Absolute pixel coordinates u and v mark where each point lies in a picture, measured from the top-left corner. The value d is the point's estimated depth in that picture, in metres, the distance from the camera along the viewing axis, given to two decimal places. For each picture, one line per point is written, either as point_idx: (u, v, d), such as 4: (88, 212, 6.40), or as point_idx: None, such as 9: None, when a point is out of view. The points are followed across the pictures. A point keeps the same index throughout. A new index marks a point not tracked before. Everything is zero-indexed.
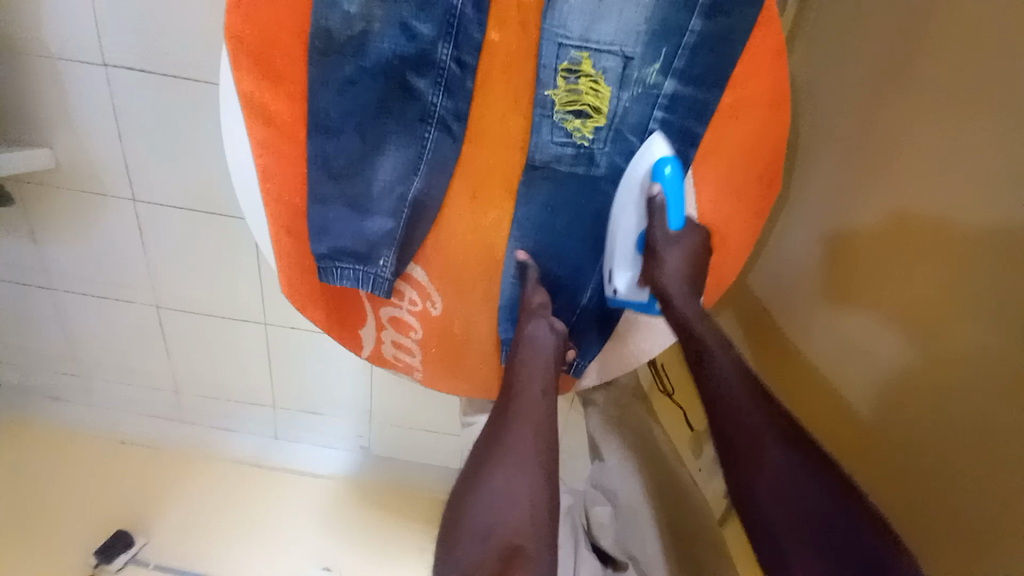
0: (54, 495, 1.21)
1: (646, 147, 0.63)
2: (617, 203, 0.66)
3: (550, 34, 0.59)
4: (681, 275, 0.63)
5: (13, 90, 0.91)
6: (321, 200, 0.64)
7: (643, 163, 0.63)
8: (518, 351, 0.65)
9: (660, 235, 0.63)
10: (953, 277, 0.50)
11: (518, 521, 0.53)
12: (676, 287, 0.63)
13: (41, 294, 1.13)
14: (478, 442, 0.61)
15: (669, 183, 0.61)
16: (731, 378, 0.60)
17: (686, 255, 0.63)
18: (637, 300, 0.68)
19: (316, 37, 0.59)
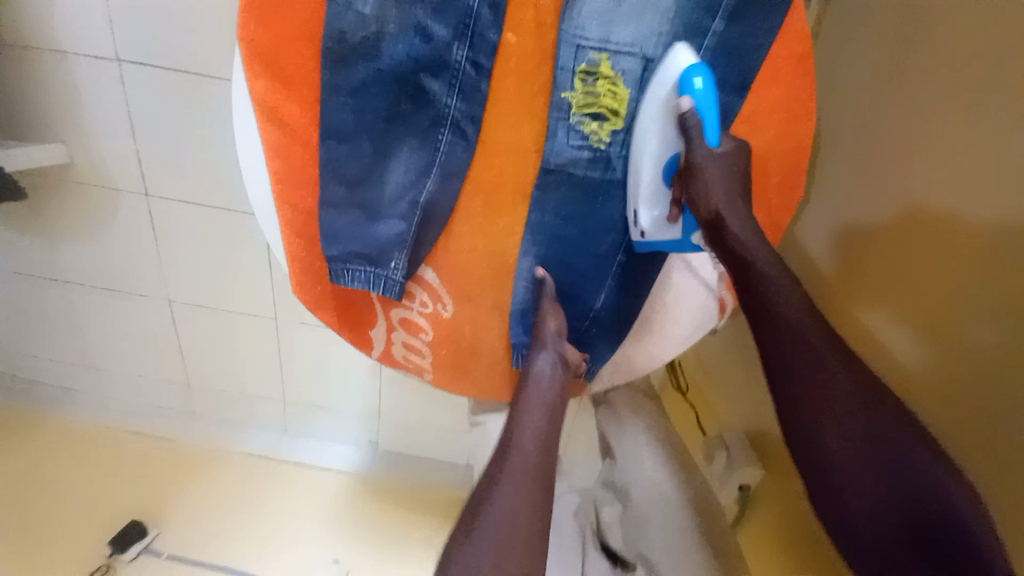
0: (69, 484, 1.23)
1: (670, 57, 0.57)
2: (640, 126, 0.60)
3: (567, 36, 0.58)
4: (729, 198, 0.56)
5: (25, 85, 0.91)
6: (332, 204, 0.64)
7: (669, 78, 0.57)
8: (523, 383, 0.65)
9: (702, 151, 0.55)
10: (968, 274, 0.50)
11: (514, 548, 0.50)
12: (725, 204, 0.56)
13: (55, 287, 1.14)
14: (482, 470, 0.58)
15: (701, 100, 0.55)
16: (788, 302, 0.53)
17: (730, 172, 0.56)
18: (669, 236, 0.62)
19: (330, 39, 0.58)
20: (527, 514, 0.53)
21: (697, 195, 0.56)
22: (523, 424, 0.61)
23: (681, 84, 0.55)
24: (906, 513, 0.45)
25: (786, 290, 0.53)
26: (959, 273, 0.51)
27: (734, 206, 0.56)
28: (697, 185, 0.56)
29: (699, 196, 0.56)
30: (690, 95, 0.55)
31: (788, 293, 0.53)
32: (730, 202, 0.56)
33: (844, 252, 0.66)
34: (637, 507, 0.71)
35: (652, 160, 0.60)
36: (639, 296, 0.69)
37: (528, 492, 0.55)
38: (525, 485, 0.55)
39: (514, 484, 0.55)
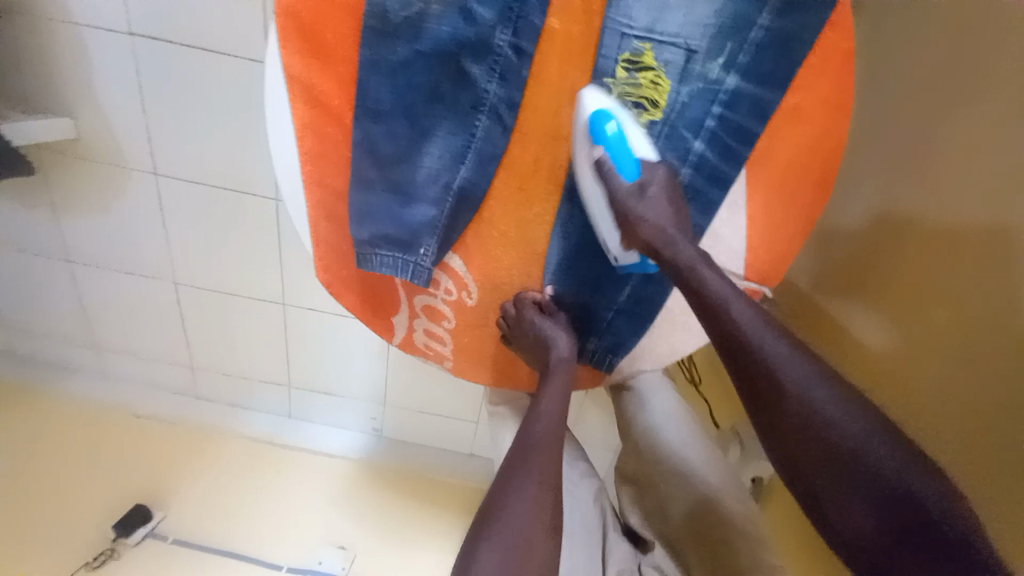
0: (69, 467, 1.21)
1: (579, 107, 0.61)
2: (579, 175, 0.64)
3: (613, 24, 0.58)
4: (666, 220, 0.60)
5: (33, 56, 0.88)
6: (364, 185, 0.63)
7: (581, 129, 0.61)
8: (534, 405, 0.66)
9: (624, 190, 0.61)
10: (954, 270, 0.62)
11: (534, 522, 0.56)
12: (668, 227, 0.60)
13: (58, 266, 1.12)
14: (505, 463, 0.62)
15: (613, 144, 0.60)
16: (756, 323, 0.56)
17: (661, 197, 0.61)
18: (634, 259, 0.65)
19: (371, 17, 0.57)
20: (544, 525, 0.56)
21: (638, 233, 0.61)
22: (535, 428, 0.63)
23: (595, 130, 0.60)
24: (909, 522, 0.49)
25: (751, 315, 0.56)
26: (953, 309, 0.62)
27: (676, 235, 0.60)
28: (635, 226, 0.61)
29: (644, 231, 0.61)
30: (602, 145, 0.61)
31: (751, 315, 0.56)
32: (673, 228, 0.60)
33: (847, 271, 0.78)
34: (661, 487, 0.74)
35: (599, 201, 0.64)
36: (663, 287, 0.69)
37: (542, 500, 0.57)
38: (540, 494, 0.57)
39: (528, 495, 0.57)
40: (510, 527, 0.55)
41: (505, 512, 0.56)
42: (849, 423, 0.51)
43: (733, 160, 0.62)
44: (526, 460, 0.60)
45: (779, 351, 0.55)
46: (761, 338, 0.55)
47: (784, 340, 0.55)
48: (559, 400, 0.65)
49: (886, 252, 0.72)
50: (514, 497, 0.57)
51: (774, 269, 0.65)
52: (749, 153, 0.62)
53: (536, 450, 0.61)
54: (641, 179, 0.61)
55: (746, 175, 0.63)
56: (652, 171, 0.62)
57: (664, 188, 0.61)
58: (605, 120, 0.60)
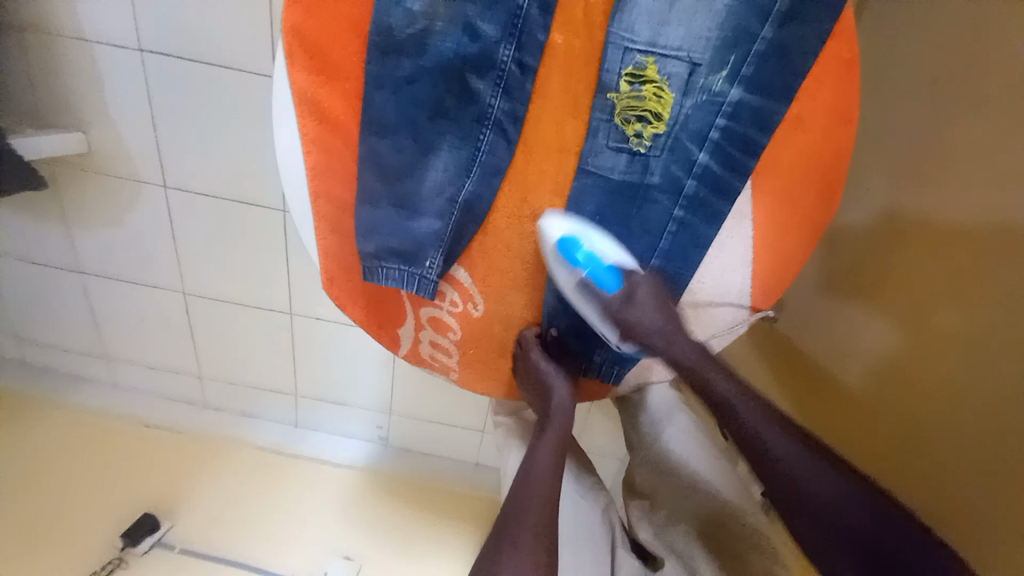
0: (78, 476, 1.22)
1: (543, 234, 0.66)
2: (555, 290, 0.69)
3: (616, 39, 0.58)
4: (652, 312, 0.66)
5: (46, 73, 0.90)
6: (370, 199, 0.63)
7: (546, 247, 0.66)
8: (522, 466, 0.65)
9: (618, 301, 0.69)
10: (950, 271, 0.63)
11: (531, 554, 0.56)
12: (655, 321, 0.66)
13: (69, 277, 1.14)
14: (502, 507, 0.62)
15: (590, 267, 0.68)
16: (752, 413, 0.62)
17: (647, 295, 0.67)
18: (629, 351, 0.71)
19: (376, 34, 0.58)
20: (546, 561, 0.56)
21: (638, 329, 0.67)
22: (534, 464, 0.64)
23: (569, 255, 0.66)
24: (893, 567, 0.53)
25: (744, 403, 0.62)
26: (969, 323, 0.60)
27: (672, 332, 0.67)
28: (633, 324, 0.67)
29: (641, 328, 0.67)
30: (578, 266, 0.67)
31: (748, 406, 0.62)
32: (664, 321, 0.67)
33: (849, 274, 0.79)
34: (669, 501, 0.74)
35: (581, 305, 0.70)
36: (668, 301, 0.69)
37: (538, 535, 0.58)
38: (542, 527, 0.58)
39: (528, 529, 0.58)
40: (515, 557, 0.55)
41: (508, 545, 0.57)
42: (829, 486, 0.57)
43: (739, 172, 0.62)
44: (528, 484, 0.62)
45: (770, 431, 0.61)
46: (756, 425, 0.61)
47: (778, 425, 0.61)
48: (549, 448, 0.66)
49: (897, 258, 0.71)
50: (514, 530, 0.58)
51: (778, 281, 0.66)
52: (755, 164, 0.62)
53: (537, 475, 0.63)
54: (624, 288, 0.69)
55: (751, 186, 0.63)
56: (635, 276, 0.69)
57: (649, 288, 0.68)
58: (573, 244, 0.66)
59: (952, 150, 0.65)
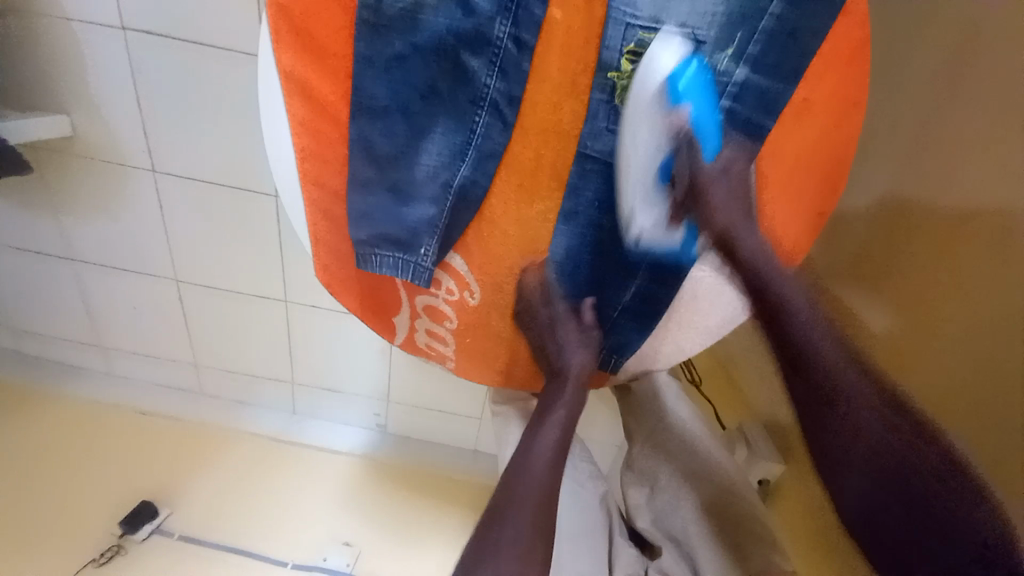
0: (75, 465, 1.21)
1: (652, 58, 0.57)
2: (632, 136, 0.61)
3: (617, 13, 0.56)
4: (733, 202, 0.63)
5: (25, 53, 0.86)
6: (361, 184, 0.61)
7: (653, 79, 0.57)
8: (519, 455, 0.64)
9: (710, 166, 0.63)
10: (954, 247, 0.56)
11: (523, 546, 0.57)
12: (733, 212, 0.63)
13: (59, 265, 1.12)
14: (496, 489, 0.63)
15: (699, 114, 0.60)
16: (815, 328, 0.58)
17: (741, 177, 0.62)
18: (670, 242, 0.66)
19: (365, 9, 0.55)
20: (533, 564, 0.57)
21: (704, 205, 0.63)
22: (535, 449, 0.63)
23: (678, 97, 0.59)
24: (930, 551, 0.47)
25: (809, 313, 0.60)
26: (978, 291, 0.52)
27: (744, 221, 0.63)
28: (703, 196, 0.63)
29: (707, 207, 0.63)
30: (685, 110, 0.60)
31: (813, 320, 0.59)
32: (734, 207, 0.63)
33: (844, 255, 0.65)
34: (664, 487, 0.73)
35: (642, 168, 0.62)
36: (670, 288, 0.67)
37: (529, 539, 0.58)
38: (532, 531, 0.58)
39: (517, 534, 0.58)
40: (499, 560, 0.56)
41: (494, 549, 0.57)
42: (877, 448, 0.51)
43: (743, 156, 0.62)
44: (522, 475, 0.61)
45: (827, 346, 0.57)
46: (814, 338, 0.58)
47: (839, 344, 0.57)
48: (556, 432, 0.65)
49: (895, 245, 0.62)
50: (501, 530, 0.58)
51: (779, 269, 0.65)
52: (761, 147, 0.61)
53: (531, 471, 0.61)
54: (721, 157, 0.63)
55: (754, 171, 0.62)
56: (733, 151, 0.62)
57: (744, 168, 0.62)
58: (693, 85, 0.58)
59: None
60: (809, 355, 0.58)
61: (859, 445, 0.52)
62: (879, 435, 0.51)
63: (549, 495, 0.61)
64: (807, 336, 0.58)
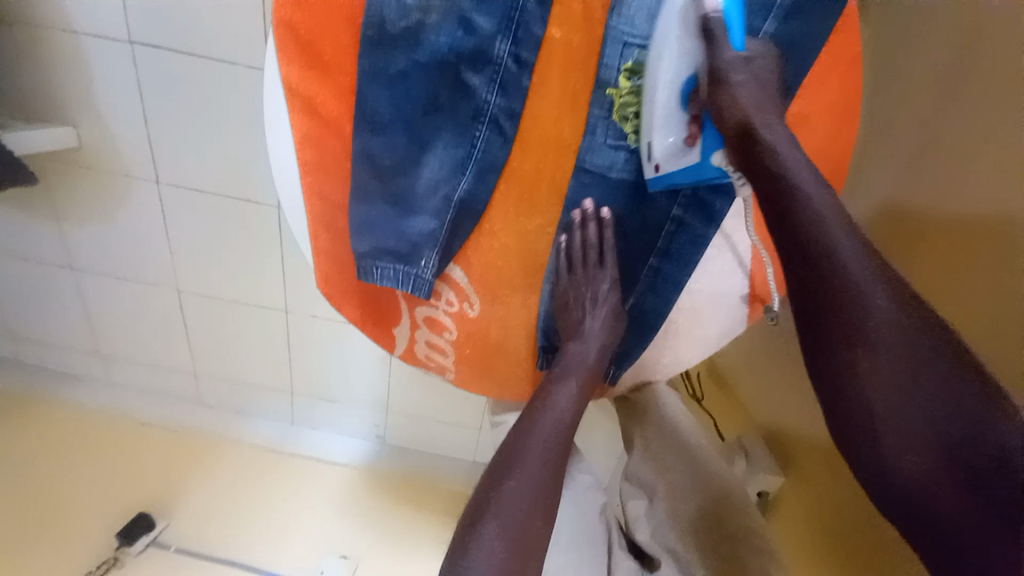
0: (72, 475, 1.21)
1: None
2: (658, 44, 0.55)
3: (615, 33, 0.57)
4: (758, 99, 0.54)
5: (34, 66, 0.88)
6: (364, 197, 0.62)
7: None
8: (524, 420, 0.65)
9: (730, 57, 0.53)
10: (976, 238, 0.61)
11: (515, 531, 0.57)
12: (757, 111, 0.53)
13: (61, 274, 1.12)
14: (493, 461, 0.64)
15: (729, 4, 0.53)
16: (837, 235, 0.50)
17: (763, 75, 0.54)
18: (687, 162, 0.58)
19: (370, 27, 0.56)
20: (538, 536, 0.59)
21: (721, 104, 0.54)
22: (546, 417, 0.64)
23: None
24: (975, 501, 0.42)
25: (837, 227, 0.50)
26: (999, 287, 0.58)
27: (770, 124, 0.53)
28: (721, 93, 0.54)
29: (726, 105, 0.54)
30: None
31: (834, 225, 0.50)
32: (758, 105, 0.53)
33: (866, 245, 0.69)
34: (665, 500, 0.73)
35: (664, 84, 0.56)
36: (669, 300, 0.68)
37: (534, 510, 0.59)
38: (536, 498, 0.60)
39: (522, 500, 0.59)
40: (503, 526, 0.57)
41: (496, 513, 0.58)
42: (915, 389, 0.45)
43: None
44: (527, 447, 0.62)
45: (855, 259, 0.49)
46: (837, 246, 0.50)
47: (867, 257, 0.49)
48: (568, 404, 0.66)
49: (919, 245, 0.67)
50: (504, 496, 0.59)
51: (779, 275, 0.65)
52: None
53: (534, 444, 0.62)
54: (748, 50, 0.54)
55: None
56: (761, 48, 0.55)
57: (767, 69, 0.55)
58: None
59: (960, 147, 0.63)
60: (830, 258, 0.49)
61: (889, 374, 0.46)
62: (917, 359, 0.45)
63: (550, 487, 0.62)
64: (837, 257, 0.49)
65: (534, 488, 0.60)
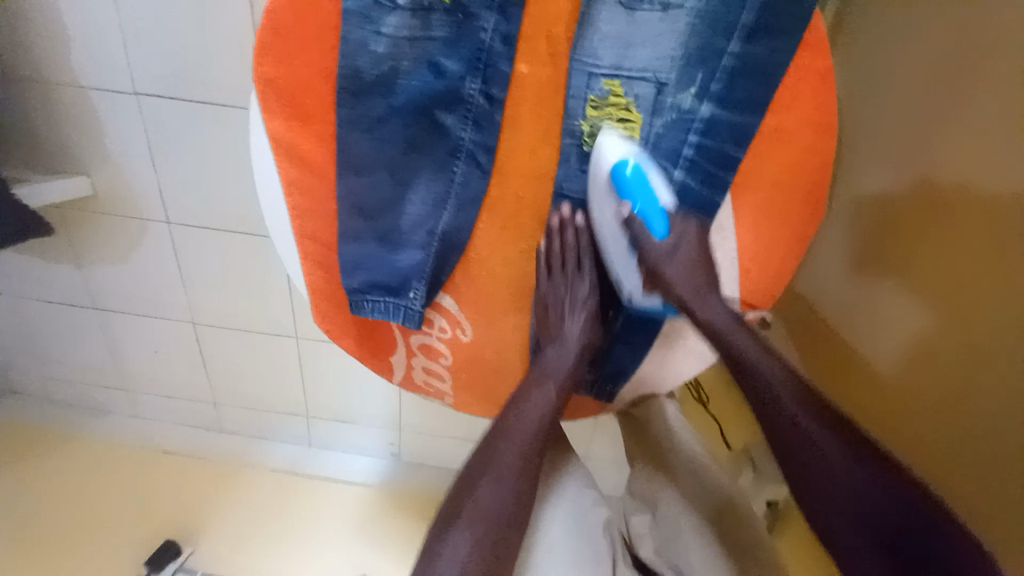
0: (102, 504, 1.26)
1: (597, 151, 0.62)
2: (597, 219, 0.67)
3: (580, 65, 0.59)
4: (691, 267, 0.63)
5: (47, 120, 0.93)
6: (352, 235, 0.64)
7: (602, 172, 0.63)
8: (507, 412, 0.65)
9: (654, 250, 0.64)
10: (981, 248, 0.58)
11: (475, 547, 0.57)
12: (688, 279, 0.63)
13: (85, 313, 1.18)
14: (466, 465, 0.64)
15: (637, 194, 0.63)
16: (782, 386, 0.59)
17: (695, 246, 0.63)
18: (653, 303, 0.70)
19: (345, 78, 0.58)
20: (508, 539, 0.59)
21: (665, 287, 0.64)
22: (523, 422, 0.64)
23: (618, 185, 0.63)
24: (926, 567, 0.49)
25: (773, 371, 0.60)
26: (993, 300, 0.56)
27: (704, 291, 0.63)
28: (659, 278, 0.65)
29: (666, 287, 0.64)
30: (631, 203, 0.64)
31: (778, 373, 0.60)
32: (691, 278, 0.63)
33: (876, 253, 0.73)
34: (668, 512, 0.71)
35: (615, 250, 0.69)
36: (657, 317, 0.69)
37: (504, 516, 0.59)
38: (508, 500, 0.60)
39: (492, 503, 0.59)
40: (473, 526, 0.58)
41: (468, 515, 0.59)
42: (863, 478, 0.54)
43: (718, 186, 0.62)
44: (496, 456, 0.62)
45: (796, 401, 0.58)
46: (782, 392, 0.59)
47: (803, 397, 0.58)
48: (545, 401, 0.65)
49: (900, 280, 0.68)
50: (478, 498, 0.60)
51: (770, 283, 0.65)
52: (733, 178, 0.62)
53: (507, 450, 0.62)
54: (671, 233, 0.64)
55: (733, 204, 0.63)
56: (682, 223, 0.64)
57: (694, 239, 0.63)
58: (627, 171, 0.62)
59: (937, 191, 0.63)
60: (771, 400, 0.60)
61: (833, 482, 0.56)
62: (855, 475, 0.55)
63: (520, 504, 0.60)
64: (772, 392, 0.60)
65: (506, 490, 0.60)
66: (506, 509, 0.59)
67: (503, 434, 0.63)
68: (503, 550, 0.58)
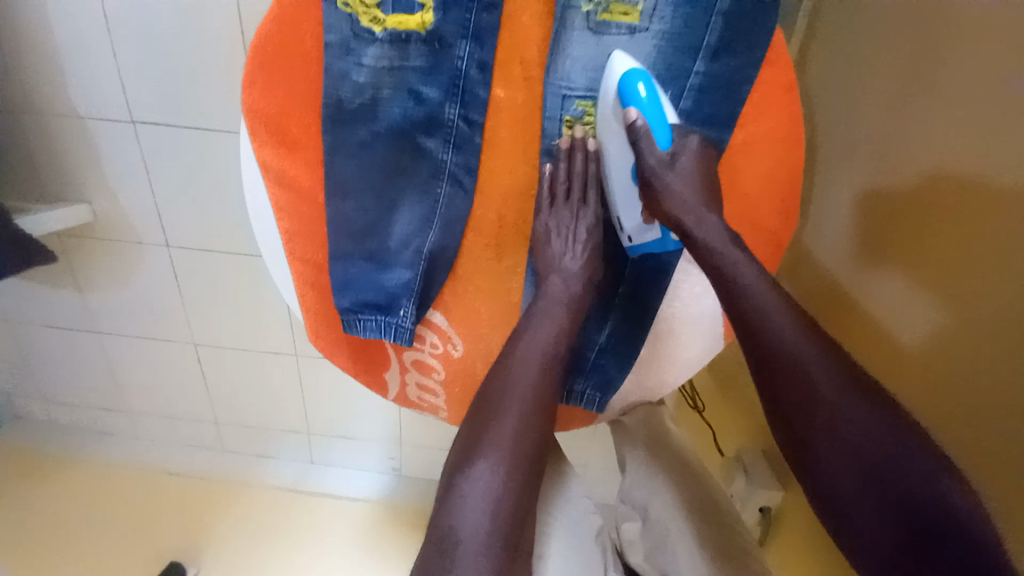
0: (105, 527, 1.27)
1: (607, 68, 0.60)
2: (603, 142, 0.65)
3: (554, 88, 0.62)
4: (694, 188, 0.60)
5: (48, 152, 0.96)
6: (343, 255, 0.66)
7: (611, 84, 0.60)
8: (507, 356, 0.61)
9: (653, 163, 0.61)
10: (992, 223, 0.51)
11: (497, 488, 0.53)
12: (691, 196, 0.59)
13: (87, 337, 1.20)
14: (467, 420, 0.59)
15: (647, 106, 0.59)
16: (794, 338, 0.54)
17: (696, 162, 0.60)
18: (651, 237, 0.68)
19: (329, 108, 0.61)
20: (528, 481, 0.55)
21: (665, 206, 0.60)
22: (525, 363, 0.60)
23: (624, 94, 0.59)
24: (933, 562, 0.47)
25: (785, 324, 0.55)
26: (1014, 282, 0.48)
27: (704, 213, 0.60)
28: (659, 196, 0.61)
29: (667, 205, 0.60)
30: (636, 107, 0.59)
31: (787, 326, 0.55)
32: (689, 207, 0.59)
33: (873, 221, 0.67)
34: (658, 520, 0.73)
35: (616, 176, 0.67)
36: (643, 326, 0.71)
37: (523, 454, 0.56)
38: (525, 438, 0.56)
39: (508, 441, 0.55)
40: (493, 465, 0.54)
41: (485, 453, 0.55)
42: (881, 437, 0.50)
43: None
44: (505, 396, 0.58)
45: (808, 353, 0.54)
46: (794, 344, 0.54)
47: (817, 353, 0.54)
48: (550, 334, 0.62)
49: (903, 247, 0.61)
50: (493, 437, 0.55)
51: None
52: None
53: (516, 388, 0.59)
54: (674, 147, 0.61)
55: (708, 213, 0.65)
56: (685, 141, 0.61)
57: (700, 159, 0.61)
58: (636, 80, 0.59)
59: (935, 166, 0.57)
60: (774, 355, 0.55)
61: (855, 448, 0.51)
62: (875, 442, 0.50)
63: (535, 445, 0.57)
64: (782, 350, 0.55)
65: (521, 428, 0.57)
66: (523, 449, 0.56)
67: (504, 374, 0.60)
68: (526, 489, 0.54)
